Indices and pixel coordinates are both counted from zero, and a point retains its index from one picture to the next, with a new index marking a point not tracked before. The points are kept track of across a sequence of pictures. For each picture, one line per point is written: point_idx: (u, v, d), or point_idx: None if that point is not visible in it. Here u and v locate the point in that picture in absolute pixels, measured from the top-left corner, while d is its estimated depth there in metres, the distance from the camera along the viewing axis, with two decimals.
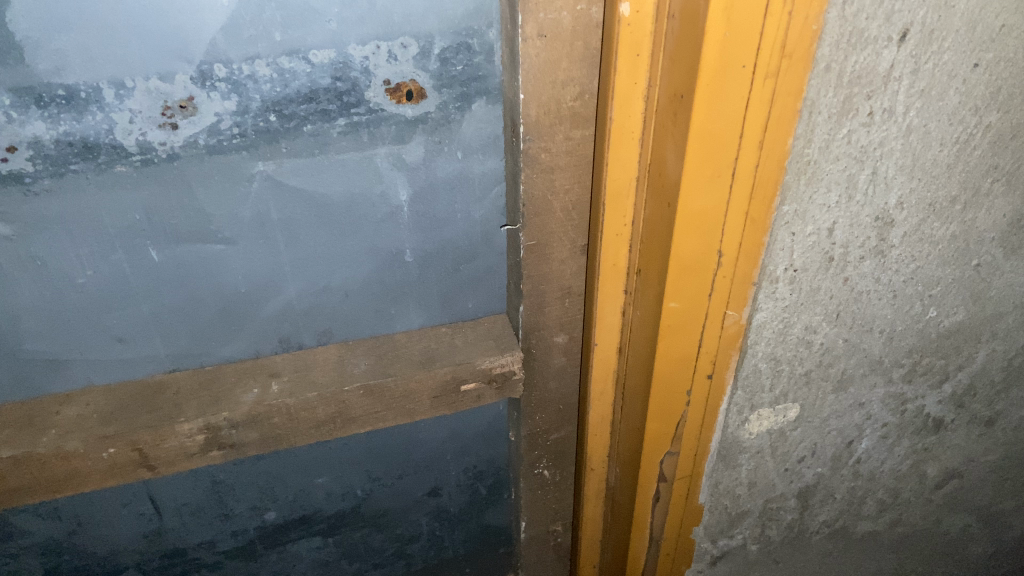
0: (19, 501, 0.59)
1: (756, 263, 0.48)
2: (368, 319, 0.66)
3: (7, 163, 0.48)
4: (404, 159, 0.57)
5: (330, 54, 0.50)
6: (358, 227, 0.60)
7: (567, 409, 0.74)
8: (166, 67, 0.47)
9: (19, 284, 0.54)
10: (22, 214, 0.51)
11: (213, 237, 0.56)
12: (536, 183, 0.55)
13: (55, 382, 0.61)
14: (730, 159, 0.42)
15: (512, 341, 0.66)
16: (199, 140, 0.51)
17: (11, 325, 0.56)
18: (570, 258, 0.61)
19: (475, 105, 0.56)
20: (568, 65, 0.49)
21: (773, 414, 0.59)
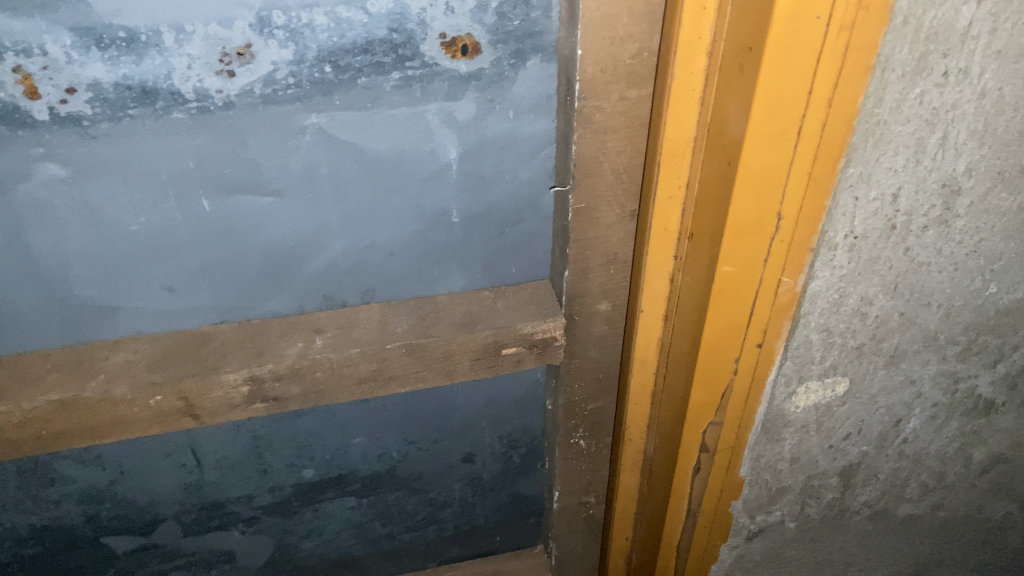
0: (66, 444, 0.61)
1: (815, 228, 0.47)
2: (411, 280, 0.66)
3: (66, 106, 0.49)
4: (455, 116, 0.56)
5: (388, 5, 0.50)
6: (404, 185, 0.59)
7: (607, 381, 0.73)
8: (225, 13, 0.47)
9: (72, 227, 0.55)
10: (78, 158, 0.51)
11: (263, 190, 0.56)
12: (588, 144, 0.54)
13: (103, 329, 0.61)
14: (796, 117, 0.41)
15: (554, 307, 0.66)
16: (255, 88, 0.51)
17: (63, 270, 0.57)
18: (618, 224, 0.60)
19: (530, 62, 0.55)
20: (629, 20, 0.48)
21: (822, 388, 0.58)
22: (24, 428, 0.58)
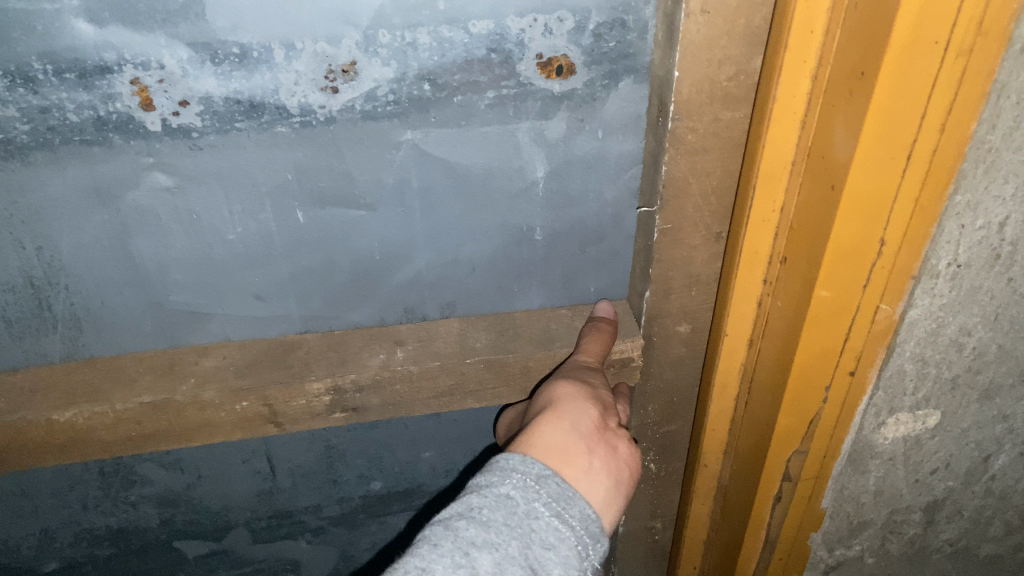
0: (152, 446, 0.62)
1: (918, 255, 0.46)
2: (491, 296, 0.67)
3: (178, 118, 0.51)
4: (545, 134, 0.57)
5: (488, 25, 0.50)
6: (494, 203, 0.60)
7: (681, 404, 0.73)
8: (333, 31, 0.49)
9: (173, 234, 0.57)
10: (185, 168, 0.53)
11: (357, 203, 0.58)
12: (678, 166, 0.54)
13: (194, 334, 0.63)
14: (908, 140, 0.41)
15: (633, 328, 0.66)
16: (356, 105, 0.52)
17: (162, 275, 0.59)
18: (703, 246, 0.60)
19: (622, 83, 0.55)
20: (728, 43, 0.48)
21: (912, 419, 0.57)
22: (116, 429, 0.59)
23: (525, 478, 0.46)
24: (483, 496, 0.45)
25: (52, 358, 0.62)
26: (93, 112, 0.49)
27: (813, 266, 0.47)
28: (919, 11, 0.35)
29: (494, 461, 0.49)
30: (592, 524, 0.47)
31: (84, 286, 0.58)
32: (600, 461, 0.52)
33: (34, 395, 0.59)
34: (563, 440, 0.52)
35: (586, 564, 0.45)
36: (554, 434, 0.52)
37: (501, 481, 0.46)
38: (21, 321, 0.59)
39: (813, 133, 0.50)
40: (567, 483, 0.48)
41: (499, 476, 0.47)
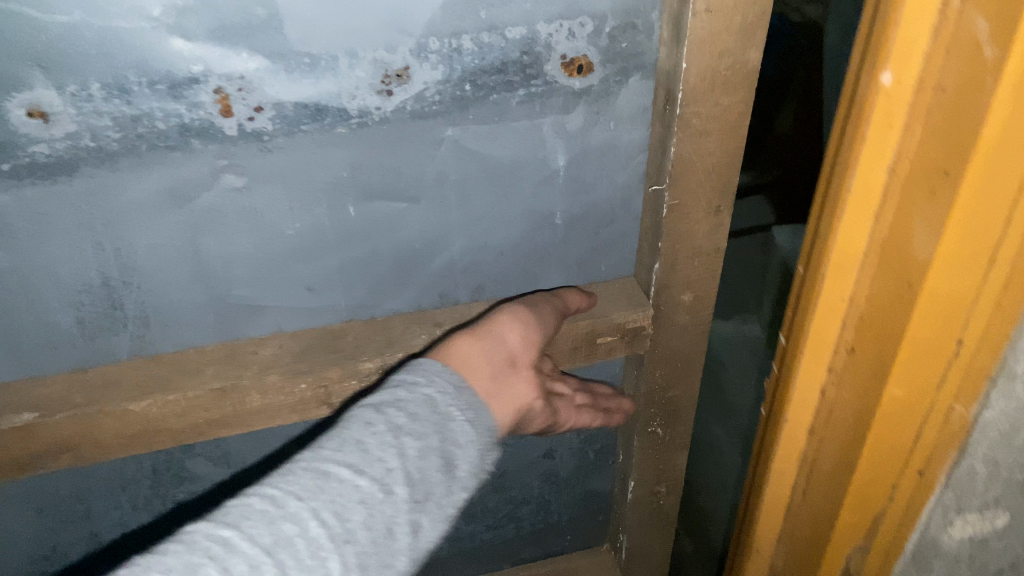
0: (216, 433, 0.67)
1: (997, 354, 0.47)
2: (516, 279, 0.74)
3: (252, 122, 0.57)
4: (567, 127, 0.65)
5: (522, 31, 0.58)
6: (521, 191, 0.68)
7: (684, 370, 0.81)
8: (391, 40, 0.56)
9: (239, 232, 0.62)
10: (254, 168, 0.59)
11: (402, 197, 0.65)
12: (684, 147, 0.63)
13: (251, 327, 0.68)
14: (995, 234, 0.42)
15: (642, 299, 0.74)
16: (407, 105, 0.60)
17: (226, 271, 0.64)
18: (705, 219, 0.69)
19: (632, 78, 0.64)
20: (726, 37, 0.57)
21: (981, 518, 0.53)
22: (186, 417, 0.64)
23: (445, 384, 0.53)
24: (410, 392, 0.51)
25: (119, 356, 0.66)
26: (179, 119, 0.55)
27: (885, 373, 0.49)
28: (1010, 112, 0.37)
29: (415, 364, 0.54)
30: (490, 432, 0.54)
31: (155, 284, 0.63)
32: (500, 382, 0.58)
33: (109, 389, 0.63)
34: (482, 356, 0.58)
35: (482, 466, 0.52)
36: (473, 349, 0.58)
37: (426, 381, 0.52)
38: (94, 320, 0.63)
39: (886, 224, 0.46)
40: (471, 391, 0.54)
41: (424, 377, 0.53)
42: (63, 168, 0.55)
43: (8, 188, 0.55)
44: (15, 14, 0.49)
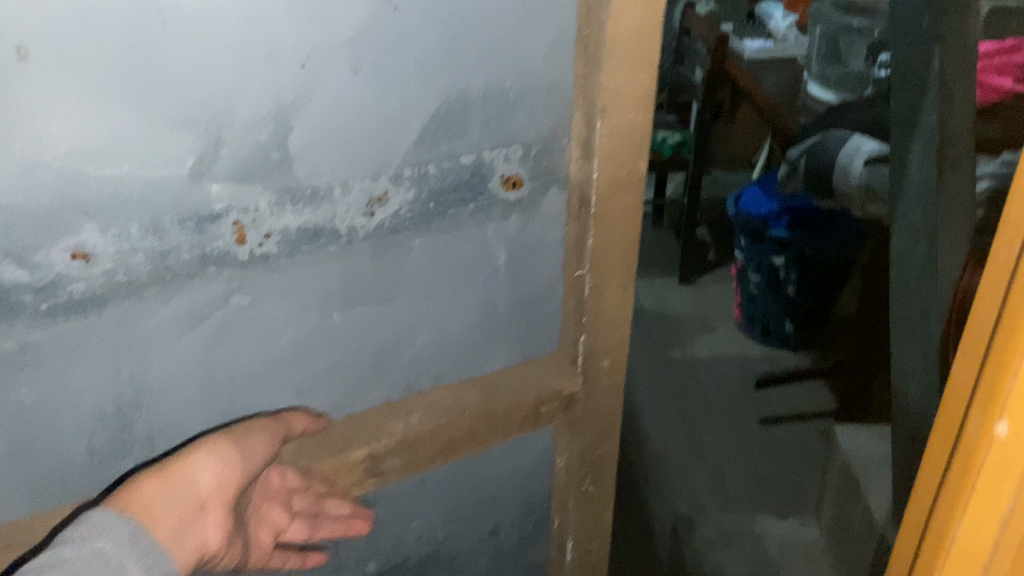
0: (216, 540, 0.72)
1: None
2: (468, 366, 0.85)
3: (262, 247, 0.67)
4: (506, 231, 0.80)
5: (472, 157, 0.73)
6: (469, 287, 0.81)
7: (607, 430, 0.97)
8: (377, 171, 0.69)
9: (242, 346, 0.70)
10: (259, 287, 0.69)
11: (378, 299, 0.76)
12: (599, 237, 0.82)
13: None
14: None
15: (571, 370, 0.91)
16: (386, 223, 0.72)
17: (229, 384, 0.72)
18: (617, 294, 0.86)
19: (552, 189, 0.80)
20: (623, 150, 0.76)
21: None
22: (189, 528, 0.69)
23: (115, 538, 0.63)
24: (75, 547, 0.61)
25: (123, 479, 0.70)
26: (200, 250, 0.64)
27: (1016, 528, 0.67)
28: None
29: (89, 513, 0.64)
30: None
31: (164, 403, 0.69)
32: (170, 532, 0.67)
33: None
34: (160, 506, 0.67)
35: None
36: (157, 497, 0.67)
37: (97, 537, 0.62)
38: (104, 446, 0.68)
39: None
40: (141, 542, 0.65)
41: (94, 530, 0.62)
42: (96, 302, 0.61)
43: (43, 325, 0.60)
44: (75, 174, 0.57)
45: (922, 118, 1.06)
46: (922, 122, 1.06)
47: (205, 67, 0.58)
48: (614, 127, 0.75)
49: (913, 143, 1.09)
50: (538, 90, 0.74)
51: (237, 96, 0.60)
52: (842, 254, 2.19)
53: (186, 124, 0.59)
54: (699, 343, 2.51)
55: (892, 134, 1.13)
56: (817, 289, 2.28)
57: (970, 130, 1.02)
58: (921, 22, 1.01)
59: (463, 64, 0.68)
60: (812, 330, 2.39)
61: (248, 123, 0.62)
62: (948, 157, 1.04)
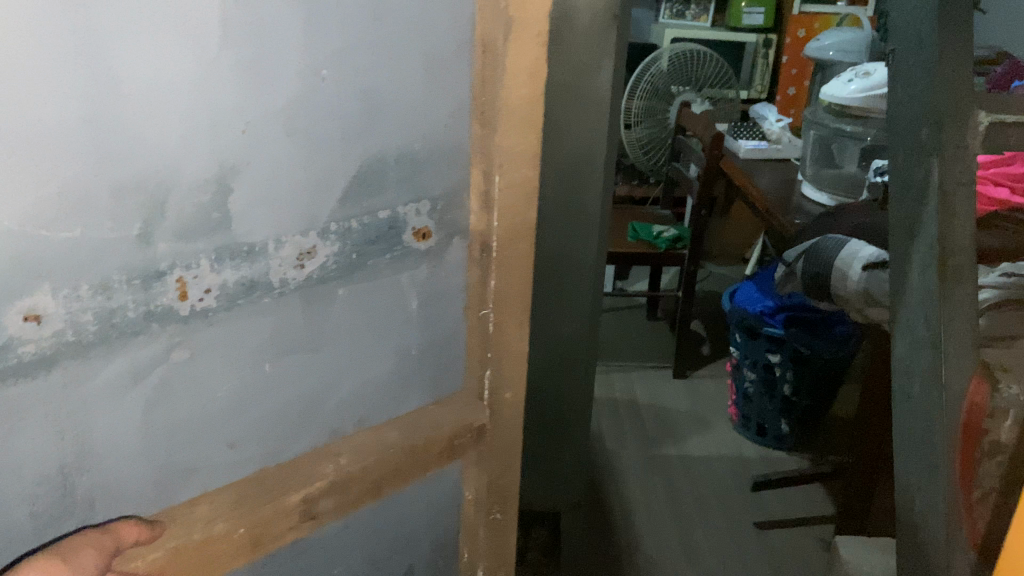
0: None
1: None
2: (387, 404, 0.86)
3: (201, 301, 0.66)
4: (417, 278, 0.83)
5: (388, 213, 0.77)
6: (388, 328, 0.83)
7: (511, 458, 0.99)
8: (307, 226, 0.71)
9: (179, 399, 0.69)
10: (200, 340, 0.68)
11: (305, 345, 0.76)
12: (499, 280, 0.86)
13: (183, 490, 0.72)
14: None
15: (477, 403, 0.94)
16: (314, 274, 0.73)
17: (168, 444, 0.69)
18: (516, 329, 0.91)
19: (456, 238, 0.85)
20: (518, 201, 0.83)
21: None
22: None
23: None
24: None
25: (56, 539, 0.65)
26: (145, 306, 0.63)
27: None
28: None
29: None
30: None
31: (105, 464, 0.66)
32: None
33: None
34: None
35: None
36: None
37: None
38: (49, 510, 0.64)
39: None
40: None
41: None
42: (46, 364, 0.58)
43: None
44: (28, 236, 0.55)
45: (922, 228, 0.87)
46: (920, 223, 0.88)
47: (153, 135, 0.58)
48: (511, 181, 0.81)
49: (913, 256, 0.89)
50: (442, 152, 0.79)
51: (180, 160, 0.60)
52: (833, 356, 2.58)
53: (137, 190, 0.59)
54: (693, 443, 2.79)
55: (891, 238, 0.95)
56: (810, 391, 2.66)
57: (975, 239, 0.85)
58: (920, 129, 0.90)
59: (381, 129, 0.72)
60: (802, 429, 2.76)
61: (191, 186, 0.62)
62: (950, 270, 0.83)
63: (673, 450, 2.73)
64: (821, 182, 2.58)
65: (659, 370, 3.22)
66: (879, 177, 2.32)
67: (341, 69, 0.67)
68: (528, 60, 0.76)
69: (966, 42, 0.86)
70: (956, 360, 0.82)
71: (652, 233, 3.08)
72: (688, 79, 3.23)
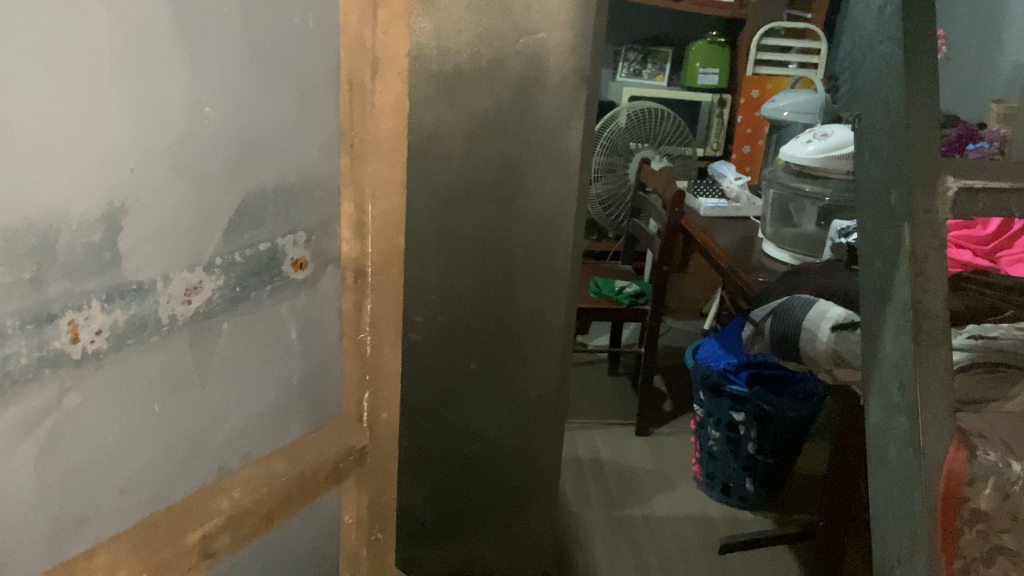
0: None
1: None
2: (270, 435, 0.78)
3: (90, 345, 0.59)
4: (296, 308, 0.77)
5: (268, 245, 0.71)
6: (269, 355, 0.75)
7: (387, 476, 0.93)
8: (192, 261, 0.65)
9: (72, 447, 0.60)
10: (93, 384, 0.60)
11: (191, 382, 0.68)
12: (376, 303, 0.83)
13: (74, 544, 0.62)
14: None
15: (357, 424, 0.87)
16: (201, 310, 0.67)
17: (62, 505, 0.60)
18: (391, 351, 0.87)
19: (329, 269, 0.80)
20: (389, 227, 0.81)
21: None
22: None
23: None
24: None
25: None
26: (37, 352, 0.55)
27: None
28: None
29: None
30: None
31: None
32: None
33: None
34: None
35: None
36: None
37: None
38: None
39: None
40: None
41: None
42: None
43: None
44: None
45: (893, 292, 0.81)
46: (891, 295, 0.82)
47: (42, 172, 0.52)
48: (383, 210, 0.79)
49: (884, 322, 0.83)
50: (315, 184, 0.74)
51: (71, 197, 0.54)
52: (801, 415, 2.56)
53: (27, 235, 0.52)
54: (658, 501, 2.76)
55: (862, 308, 0.89)
56: (774, 450, 2.63)
57: (950, 304, 0.78)
58: (888, 194, 0.82)
59: (260, 165, 0.68)
60: (768, 490, 2.72)
61: (80, 225, 0.56)
62: (923, 334, 0.77)
63: (638, 512, 2.68)
64: (782, 242, 2.61)
65: (621, 427, 3.19)
66: (845, 237, 2.34)
67: (223, 105, 0.63)
68: (392, 97, 0.76)
69: (931, 93, 0.79)
70: (937, 424, 0.76)
71: (613, 288, 3.10)
72: (646, 137, 3.32)
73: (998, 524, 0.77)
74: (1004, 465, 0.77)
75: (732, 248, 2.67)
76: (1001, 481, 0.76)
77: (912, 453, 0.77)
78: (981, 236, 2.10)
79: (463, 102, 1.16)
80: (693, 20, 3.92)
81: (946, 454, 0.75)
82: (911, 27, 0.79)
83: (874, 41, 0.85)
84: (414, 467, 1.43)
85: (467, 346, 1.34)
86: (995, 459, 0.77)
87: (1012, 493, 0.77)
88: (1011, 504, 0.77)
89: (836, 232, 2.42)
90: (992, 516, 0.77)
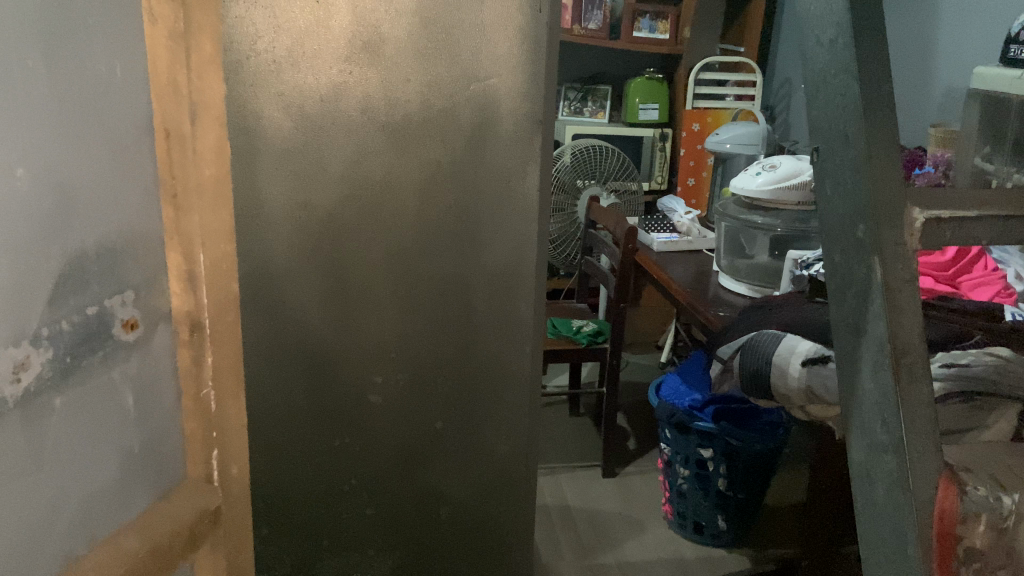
0: None
1: None
2: (115, 511, 0.64)
3: None
4: (130, 372, 0.65)
5: (95, 308, 0.60)
6: (110, 427, 0.63)
7: (241, 537, 0.82)
8: (17, 335, 0.53)
9: None
10: None
11: (26, 467, 0.55)
12: (214, 355, 0.74)
13: None
14: None
15: (206, 484, 0.75)
16: (32, 388, 0.55)
17: None
18: (233, 405, 0.78)
19: (161, 329, 0.69)
20: (224, 280, 0.74)
21: None
22: None
23: None
24: None
25: None
26: None
27: None
28: None
29: None
30: None
31: None
32: None
33: None
34: None
35: None
36: None
37: None
38: None
39: None
40: None
41: None
42: None
43: None
44: None
45: (867, 327, 0.76)
46: (866, 330, 0.76)
47: None
48: (214, 258, 0.72)
49: (861, 359, 0.78)
50: (138, 234, 0.64)
51: None
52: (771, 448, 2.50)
53: None
54: (631, 547, 2.66)
55: (836, 344, 0.83)
56: (743, 485, 2.57)
57: (926, 337, 0.74)
58: (854, 226, 0.78)
59: (80, 223, 0.57)
60: (739, 525, 2.65)
61: None
62: (904, 368, 0.73)
63: (612, 559, 2.58)
64: (738, 273, 2.57)
65: (586, 470, 3.11)
66: (806, 269, 2.31)
67: (36, 164, 0.52)
68: (212, 141, 0.70)
69: (892, 125, 0.75)
70: (924, 462, 0.71)
71: (572, 327, 3.05)
72: (594, 173, 3.32)
73: (996, 561, 0.75)
74: (996, 499, 0.75)
75: (689, 283, 2.62)
76: (993, 516, 0.74)
77: (900, 494, 0.72)
78: (941, 261, 2.09)
79: (416, 153, 0.99)
80: (629, 55, 3.94)
81: (937, 493, 0.72)
82: (865, 57, 0.76)
83: (827, 74, 0.81)
84: (376, 538, 1.16)
85: (428, 404, 1.12)
86: (986, 494, 0.75)
87: (1005, 528, 0.75)
88: (1006, 540, 0.75)
89: (794, 264, 2.39)
90: (989, 552, 0.75)
